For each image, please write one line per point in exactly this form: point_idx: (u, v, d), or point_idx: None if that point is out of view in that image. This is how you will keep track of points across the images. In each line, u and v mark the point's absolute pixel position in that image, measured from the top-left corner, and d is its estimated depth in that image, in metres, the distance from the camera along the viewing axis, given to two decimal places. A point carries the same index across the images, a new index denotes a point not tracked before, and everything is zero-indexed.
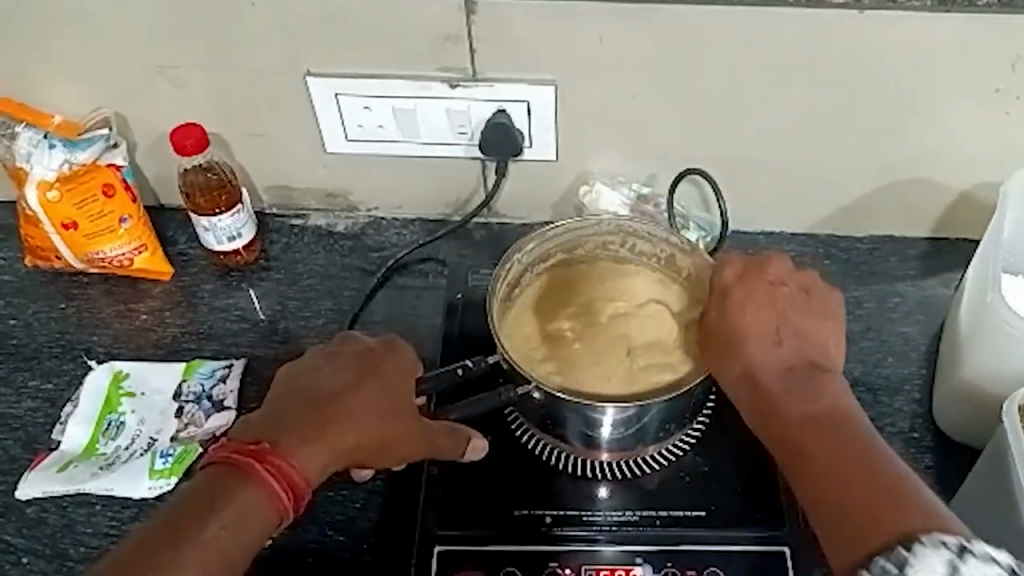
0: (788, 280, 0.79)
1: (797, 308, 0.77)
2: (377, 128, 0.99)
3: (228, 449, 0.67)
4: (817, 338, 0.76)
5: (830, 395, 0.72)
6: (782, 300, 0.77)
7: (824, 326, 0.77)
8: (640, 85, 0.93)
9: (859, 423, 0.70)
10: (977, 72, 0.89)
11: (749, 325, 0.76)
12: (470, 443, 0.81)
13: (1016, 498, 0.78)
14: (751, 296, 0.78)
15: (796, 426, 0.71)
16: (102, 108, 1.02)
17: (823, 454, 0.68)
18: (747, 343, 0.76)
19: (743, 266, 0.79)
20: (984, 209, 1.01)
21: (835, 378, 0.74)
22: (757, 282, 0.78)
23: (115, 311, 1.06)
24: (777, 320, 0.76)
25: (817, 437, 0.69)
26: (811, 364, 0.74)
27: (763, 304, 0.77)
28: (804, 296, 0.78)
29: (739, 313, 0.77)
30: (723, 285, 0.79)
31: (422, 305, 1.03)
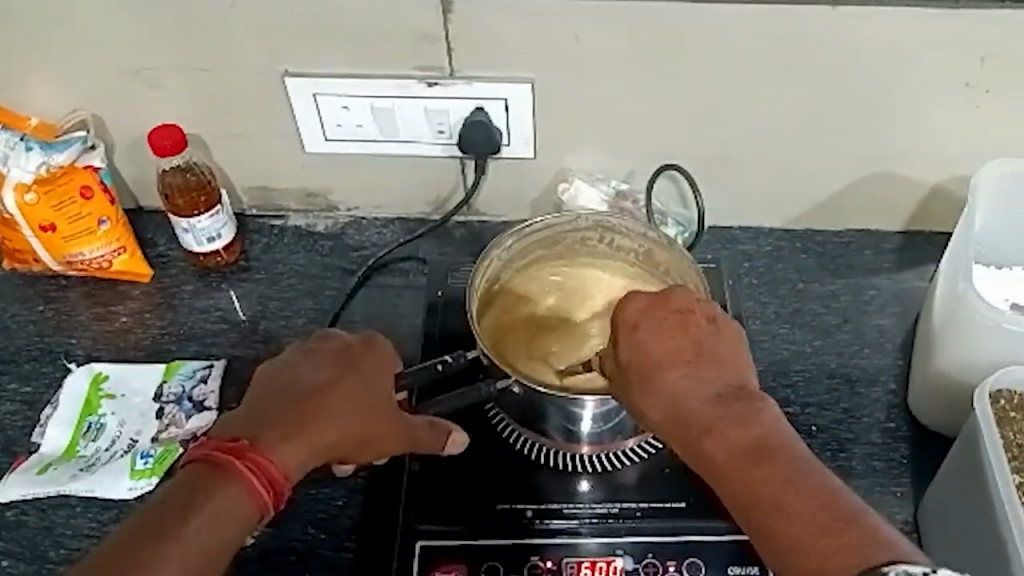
0: (686, 306, 0.71)
1: (703, 336, 0.70)
2: (357, 127, 0.99)
3: (207, 447, 0.67)
4: (732, 365, 0.69)
5: (761, 425, 0.65)
6: (688, 327, 0.70)
7: (733, 347, 0.70)
8: (616, 82, 0.94)
9: (796, 449, 0.65)
10: (949, 66, 0.90)
11: (660, 362, 0.69)
12: (449, 436, 0.82)
13: (988, 483, 0.79)
14: (657, 321, 0.70)
15: (734, 472, 0.64)
16: (79, 109, 1.02)
17: (772, 503, 0.63)
18: (664, 382, 0.68)
19: (650, 299, 0.71)
20: (956, 202, 1.02)
21: (763, 401, 0.67)
22: (660, 312, 0.71)
23: (95, 313, 1.06)
24: (686, 352, 0.69)
25: (760, 482, 0.63)
26: (733, 392, 0.68)
27: (670, 336, 0.70)
28: (709, 321, 0.71)
29: (649, 350, 0.70)
30: (632, 320, 0.71)
31: (403, 304, 1.04)
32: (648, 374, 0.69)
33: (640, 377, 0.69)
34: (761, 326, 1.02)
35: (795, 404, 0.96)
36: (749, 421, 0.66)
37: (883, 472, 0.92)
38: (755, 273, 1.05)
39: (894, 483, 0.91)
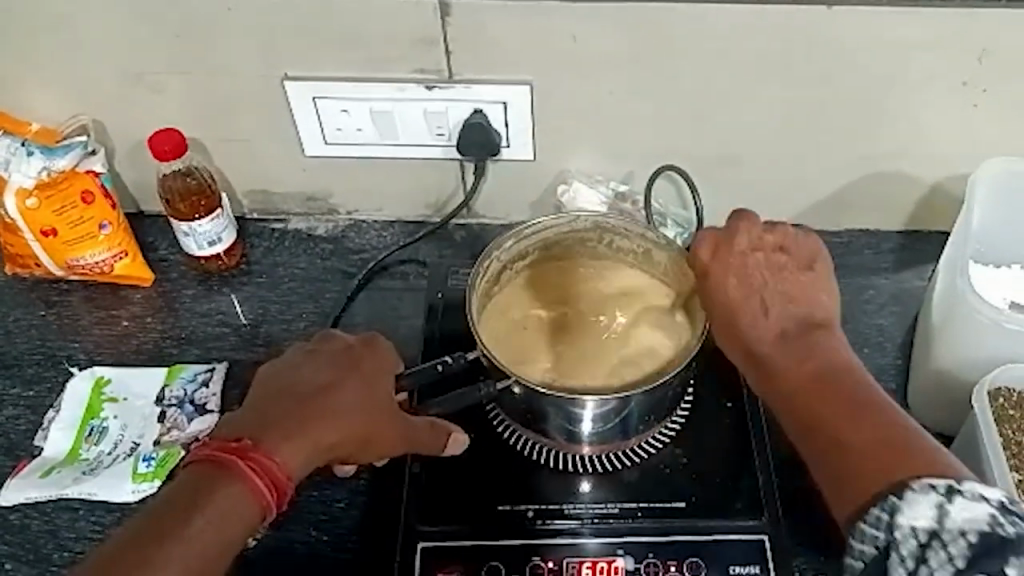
0: (760, 245, 0.79)
1: (778, 272, 0.78)
2: (356, 130, 1.00)
3: (210, 447, 0.67)
4: (805, 299, 0.76)
5: (830, 354, 0.72)
6: (760, 264, 0.78)
7: (807, 285, 0.77)
8: (614, 84, 0.94)
9: (863, 377, 0.71)
10: (945, 65, 0.90)
11: (736, 295, 0.77)
12: (450, 437, 0.82)
13: (987, 480, 0.79)
14: (728, 265, 0.79)
15: (799, 392, 0.71)
16: (79, 115, 1.02)
17: (827, 418, 0.68)
18: (740, 316, 0.77)
19: (716, 240, 0.80)
20: (954, 201, 1.03)
21: (834, 335, 0.74)
22: (735, 250, 0.79)
23: (96, 317, 1.06)
24: (761, 285, 0.77)
25: (822, 399, 0.69)
26: (806, 323, 0.75)
27: (746, 272, 0.78)
28: (786, 257, 0.79)
29: (721, 284, 0.78)
30: (702, 262, 0.80)
31: (403, 306, 1.04)
32: (725, 307, 0.78)
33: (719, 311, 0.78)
34: None
35: None
36: (815, 352, 0.72)
37: None
38: None
39: None
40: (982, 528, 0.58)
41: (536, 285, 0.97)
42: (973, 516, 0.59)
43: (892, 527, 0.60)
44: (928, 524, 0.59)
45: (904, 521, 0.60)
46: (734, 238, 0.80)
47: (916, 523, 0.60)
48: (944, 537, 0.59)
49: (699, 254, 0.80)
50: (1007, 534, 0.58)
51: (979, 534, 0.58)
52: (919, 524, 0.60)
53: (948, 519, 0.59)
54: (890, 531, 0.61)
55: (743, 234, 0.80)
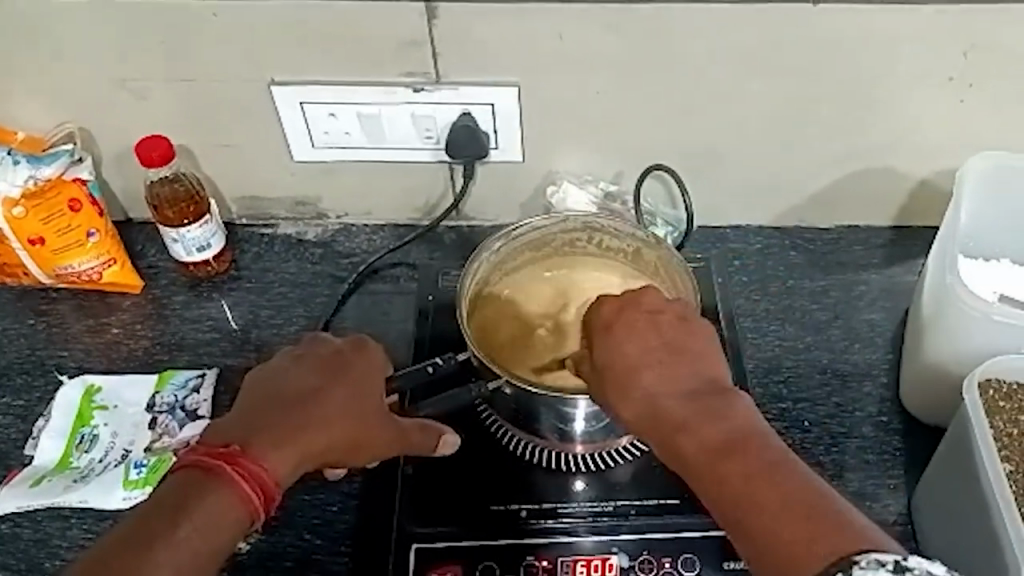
0: (667, 308, 0.75)
1: (680, 334, 0.73)
2: (344, 134, 1.00)
3: (198, 452, 0.67)
4: (707, 363, 0.71)
5: (736, 415, 0.67)
6: (662, 328, 0.73)
7: (705, 349, 0.72)
8: (601, 85, 0.95)
9: (764, 436, 0.66)
10: (930, 60, 0.91)
11: (637, 357, 0.72)
12: (441, 438, 0.82)
13: (977, 472, 0.79)
14: (635, 324, 0.74)
15: (711, 461, 0.65)
16: (66, 122, 1.02)
17: (744, 487, 0.63)
18: (641, 376, 0.71)
19: (621, 300, 0.75)
20: (942, 197, 1.03)
21: (734, 396, 0.69)
22: (635, 311, 0.74)
23: (85, 325, 1.05)
24: (663, 346, 0.72)
25: (738, 471, 0.64)
26: (707, 386, 0.70)
27: (646, 332, 0.73)
28: (687, 323, 0.74)
29: (622, 346, 0.72)
30: (605, 321, 0.74)
31: (394, 310, 1.04)
32: (626, 363, 0.72)
33: (618, 373, 0.72)
34: (752, 323, 1.02)
35: (787, 399, 0.96)
36: (717, 415, 0.67)
37: (876, 465, 0.92)
38: (745, 271, 1.06)
39: (886, 475, 0.91)
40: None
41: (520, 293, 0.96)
42: None
43: None
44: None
45: None
46: (641, 298, 0.75)
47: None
48: None
49: (600, 314, 0.75)
50: None
51: None
52: None
53: None
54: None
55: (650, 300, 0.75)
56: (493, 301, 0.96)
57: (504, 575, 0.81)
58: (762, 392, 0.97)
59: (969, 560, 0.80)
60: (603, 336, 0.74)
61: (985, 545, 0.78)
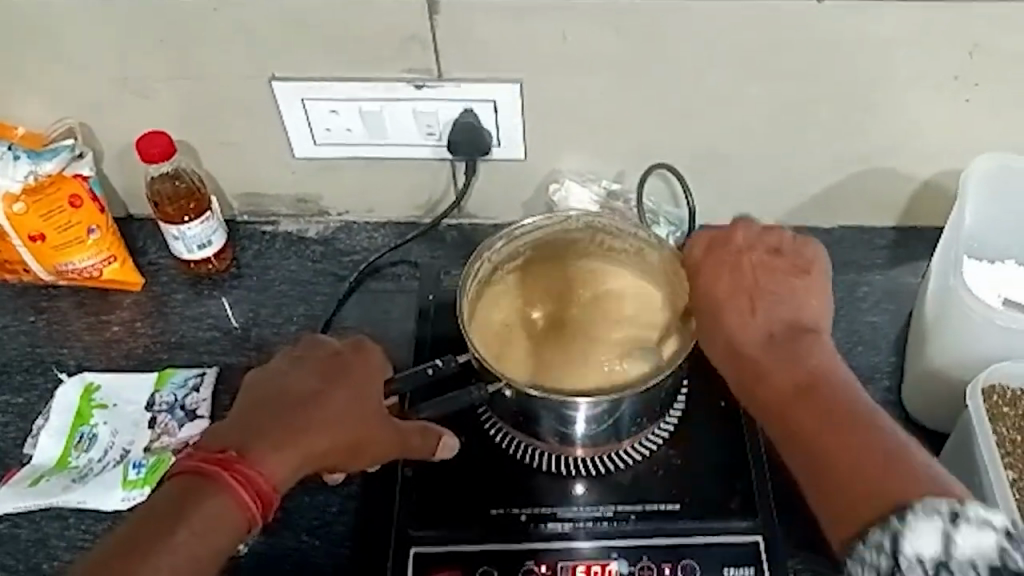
0: (756, 246, 0.81)
1: (769, 276, 0.79)
2: (346, 131, 0.99)
3: (195, 458, 0.67)
4: (793, 303, 0.77)
5: (816, 356, 0.73)
6: (750, 266, 0.79)
7: (800, 288, 0.78)
8: (604, 83, 0.94)
9: (843, 375, 0.71)
10: (936, 60, 0.90)
11: (724, 295, 0.78)
12: (440, 441, 0.81)
13: (982, 480, 0.79)
14: (722, 266, 0.80)
15: (789, 393, 0.70)
16: (66, 118, 1.01)
17: (817, 422, 0.67)
18: (727, 315, 0.77)
19: (710, 240, 0.82)
20: (947, 198, 1.02)
21: (820, 338, 0.75)
22: (727, 251, 0.81)
23: (85, 323, 1.05)
24: (753, 285, 0.78)
25: (813, 404, 0.69)
26: (792, 326, 0.75)
27: (736, 271, 0.79)
28: (777, 264, 0.80)
29: (712, 286, 0.79)
30: (695, 263, 0.81)
31: (394, 309, 1.03)
32: (713, 302, 0.78)
33: (708, 310, 0.79)
34: None
35: None
36: (800, 353, 0.73)
37: None
38: None
39: None
40: (989, 558, 0.56)
41: (523, 291, 0.96)
42: (979, 544, 0.57)
43: (895, 555, 0.58)
44: (933, 553, 0.57)
45: (910, 548, 0.57)
46: (728, 240, 0.82)
47: (922, 551, 0.57)
48: (951, 567, 0.56)
49: (694, 254, 0.82)
50: (1012, 564, 0.56)
51: (987, 564, 0.56)
52: (926, 553, 0.57)
53: (955, 549, 0.57)
54: (894, 558, 0.58)
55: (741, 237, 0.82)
56: (488, 318, 0.94)
57: None
58: None
59: None
60: (694, 275, 0.81)
61: None
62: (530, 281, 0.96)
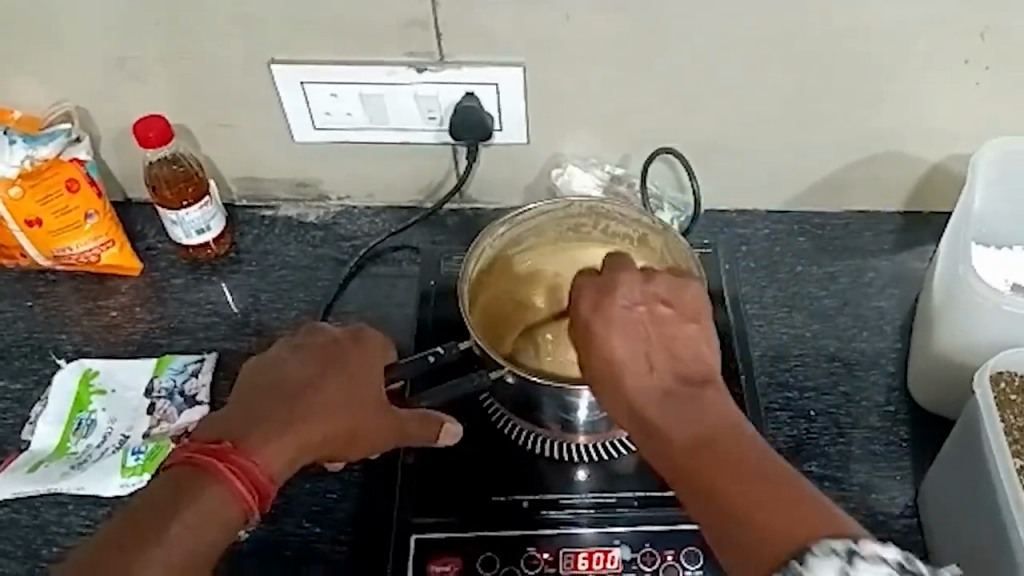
0: (644, 295, 0.70)
1: (662, 324, 0.68)
2: (346, 115, 0.98)
3: (189, 449, 0.66)
4: (687, 353, 0.67)
5: (715, 411, 0.64)
6: (640, 317, 0.68)
7: (690, 339, 0.68)
8: (608, 66, 0.93)
9: (744, 428, 0.63)
10: (946, 42, 0.88)
11: (618, 351, 0.67)
12: (443, 426, 0.80)
13: (989, 470, 0.78)
14: (612, 320, 0.68)
15: (688, 456, 0.62)
16: (63, 102, 1.00)
17: (728, 486, 0.60)
18: (625, 381, 0.66)
19: (597, 291, 0.70)
20: (955, 182, 1.01)
21: (715, 389, 0.66)
22: (613, 304, 0.69)
23: (84, 308, 1.04)
24: (648, 341, 0.67)
25: (716, 465, 0.61)
26: (687, 380, 0.66)
27: (630, 328, 0.68)
28: (669, 308, 0.69)
29: (606, 345, 0.68)
30: (584, 317, 0.69)
31: (395, 295, 1.02)
32: (608, 366, 0.67)
33: (603, 376, 0.68)
34: (758, 310, 1.00)
35: (795, 388, 0.95)
36: (699, 412, 0.64)
37: (883, 456, 0.91)
38: (752, 257, 1.04)
39: (893, 467, 0.90)
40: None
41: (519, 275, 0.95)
42: None
43: None
44: None
45: None
46: (615, 289, 0.70)
47: None
48: None
49: (582, 308, 0.70)
50: None
51: None
52: None
53: None
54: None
55: (626, 285, 0.70)
56: (492, 313, 0.93)
57: (504, 566, 0.81)
58: (768, 379, 0.95)
59: (980, 560, 0.78)
60: (588, 336, 0.69)
61: (995, 543, 0.77)
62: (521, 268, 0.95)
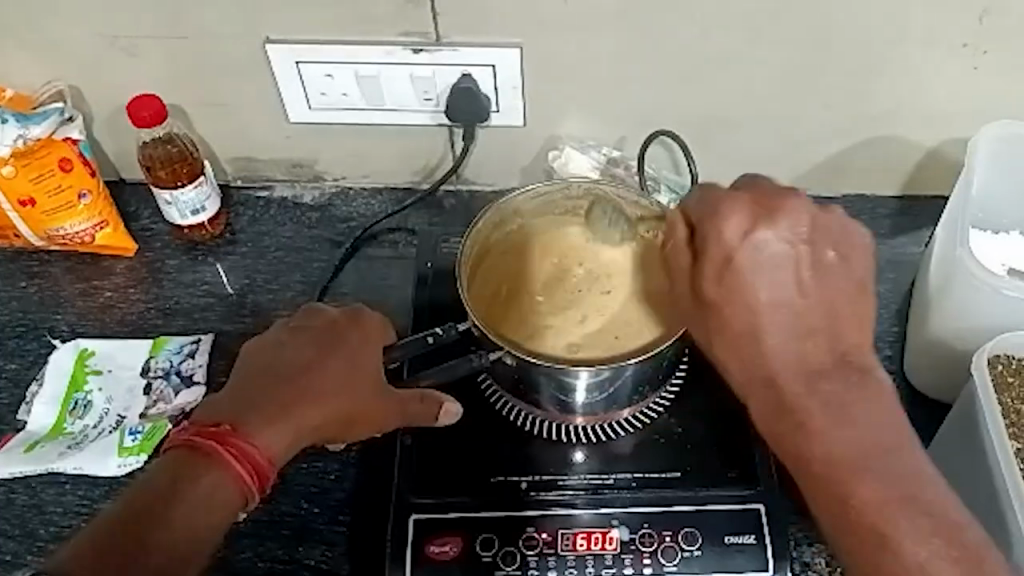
0: (806, 234, 0.66)
1: (822, 283, 0.66)
2: (342, 95, 0.97)
3: (188, 432, 0.66)
4: (842, 322, 0.66)
5: (871, 410, 0.64)
6: (803, 270, 0.65)
7: (850, 304, 0.66)
8: (607, 46, 0.92)
9: (901, 439, 0.64)
10: (944, 25, 0.88)
11: (769, 314, 0.65)
12: (442, 407, 0.78)
13: (987, 453, 0.78)
14: (772, 267, 0.65)
15: (840, 463, 0.63)
16: (55, 81, 0.99)
17: (875, 506, 0.62)
18: (763, 337, 0.66)
19: (753, 217, 0.65)
20: (951, 167, 1.01)
21: (873, 372, 0.65)
22: (771, 235, 0.65)
23: (77, 289, 1.04)
24: (797, 292, 0.65)
25: (870, 479, 0.63)
26: (840, 361, 0.65)
27: (786, 278, 0.65)
28: (832, 260, 0.66)
29: (754, 292, 0.65)
30: (728, 248, 0.66)
31: (392, 277, 1.02)
32: (745, 316, 0.66)
33: (733, 325, 0.66)
34: None
35: None
36: (854, 405, 0.64)
37: None
38: None
39: None
40: None
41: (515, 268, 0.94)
42: None
43: None
44: None
45: None
46: (777, 216, 0.65)
47: None
48: None
49: (729, 238, 0.65)
50: None
51: None
52: None
53: None
54: None
55: (789, 215, 0.66)
56: (492, 306, 0.92)
57: (503, 546, 0.81)
58: None
59: None
60: (734, 272, 0.65)
61: (994, 526, 0.77)
62: (518, 253, 0.95)
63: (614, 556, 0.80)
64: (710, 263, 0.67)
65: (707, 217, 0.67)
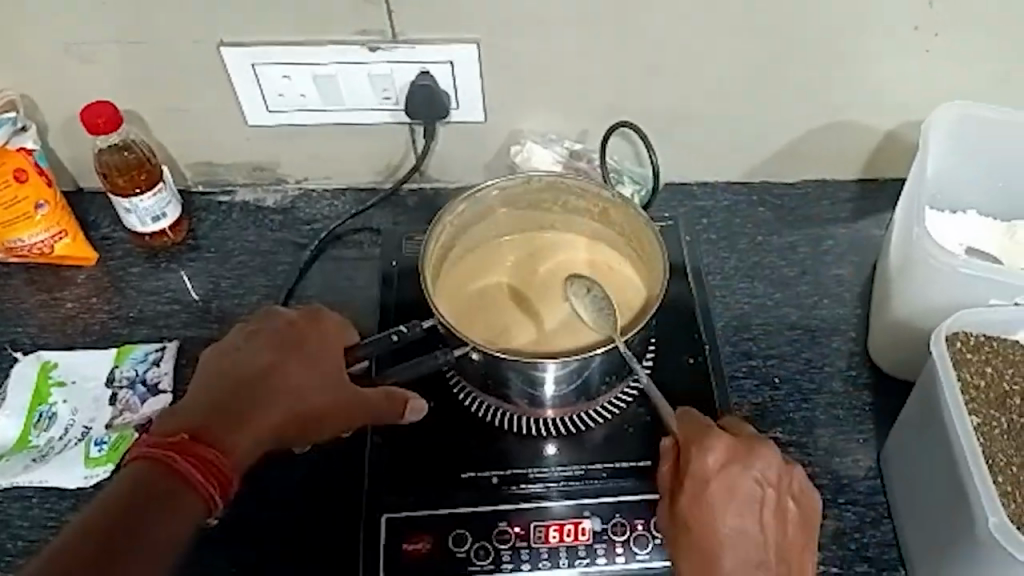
0: (777, 485, 0.70)
1: (781, 517, 0.70)
2: (300, 96, 0.96)
3: (147, 444, 0.64)
4: (791, 555, 0.69)
5: None
6: (767, 500, 0.69)
7: (799, 540, 0.70)
8: (564, 40, 0.92)
9: None
10: (896, 9, 0.89)
11: (730, 532, 0.68)
12: (408, 404, 0.78)
13: (947, 429, 0.79)
14: (738, 497, 0.69)
15: None
16: (7, 90, 0.97)
17: None
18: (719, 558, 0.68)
19: (731, 448, 0.69)
20: (909, 148, 1.02)
21: None
22: (743, 476, 0.69)
23: (39, 300, 1.03)
24: (757, 540, 0.68)
25: None
26: None
27: (750, 504, 0.69)
28: (790, 508, 0.70)
29: (722, 513, 0.68)
30: (705, 471, 0.69)
31: (358, 277, 1.02)
32: (713, 539, 0.68)
33: (701, 539, 0.68)
34: (720, 280, 1.01)
35: (757, 356, 0.96)
36: None
37: (845, 419, 0.92)
38: (713, 227, 1.05)
39: (856, 430, 0.91)
40: None
41: (485, 265, 0.96)
42: None
43: None
44: None
45: None
46: (752, 457, 0.70)
47: None
48: None
49: (707, 462, 0.69)
50: None
51: None
52: None
53: None
54: None
55: (764, 459, 0.70)
56: (460, 300, 0.93)
57: (475, 541, 0.81)
58: (733, 349, 0.96)
59: (937, 512, 0.80)
60: (707, 493, 0.69)
61: (954, 501, 0.78)
62: (477, 259, 0.96)
63: (588, 547, 0.80)
64: (689, 483, 0.69)
65: (697, 443, 0.70)
